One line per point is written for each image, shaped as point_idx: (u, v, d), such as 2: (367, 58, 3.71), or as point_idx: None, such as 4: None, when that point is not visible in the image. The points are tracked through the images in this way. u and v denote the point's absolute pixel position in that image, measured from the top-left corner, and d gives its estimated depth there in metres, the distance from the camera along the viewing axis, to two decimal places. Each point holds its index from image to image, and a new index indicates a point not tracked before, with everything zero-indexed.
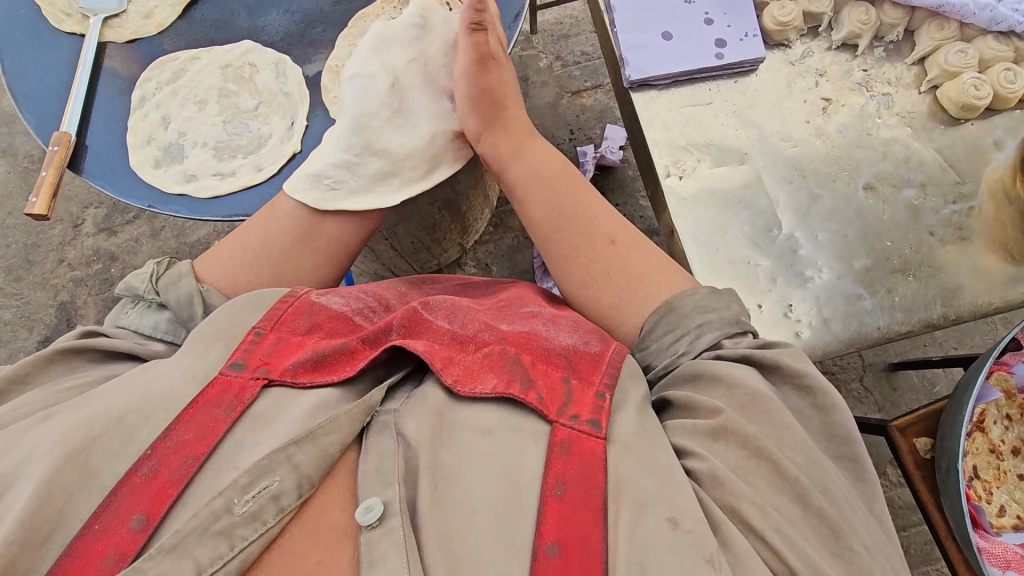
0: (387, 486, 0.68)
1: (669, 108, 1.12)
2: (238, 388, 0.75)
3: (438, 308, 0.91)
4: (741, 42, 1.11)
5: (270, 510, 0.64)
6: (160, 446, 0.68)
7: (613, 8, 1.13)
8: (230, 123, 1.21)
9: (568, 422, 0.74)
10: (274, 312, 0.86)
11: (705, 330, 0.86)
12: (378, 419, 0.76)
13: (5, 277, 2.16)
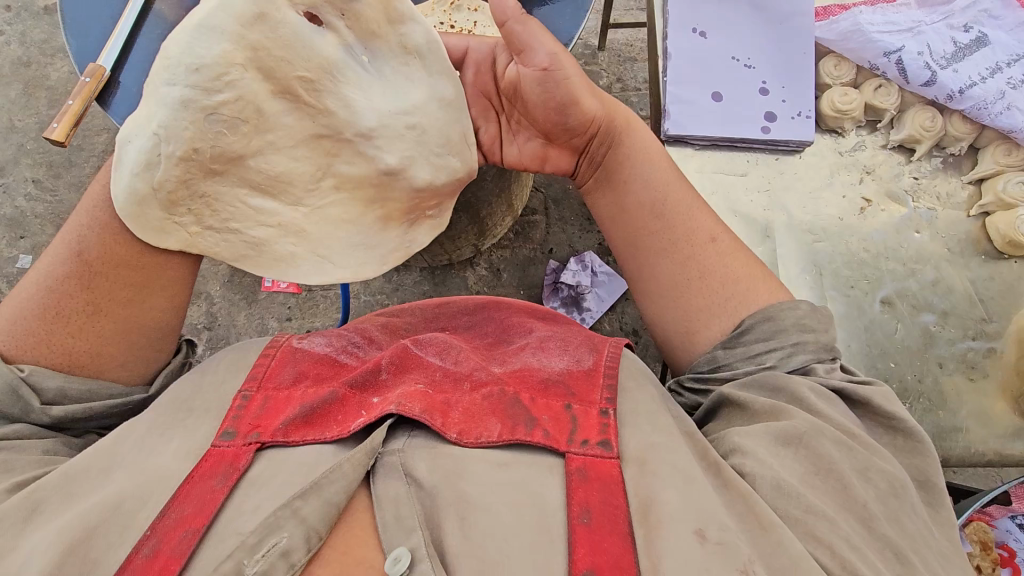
0: (409, 534, 0.71)
1: (699, 170, 1.08)
2: (233, 459, 0.79)
3: (426, 347, 0.99)
4: (792, 120, 1.06)
5: (279, 567, 0.67)
6: (160, 526, 0.72)
7: (669, 55, 1.09)
8: None
9: (580, 450, 0.78)
10: (259, 369, 0.92)
11: (802, 347, 0.86)
12: (383, 461, 0.79)
13: (46, 171, 2.25)
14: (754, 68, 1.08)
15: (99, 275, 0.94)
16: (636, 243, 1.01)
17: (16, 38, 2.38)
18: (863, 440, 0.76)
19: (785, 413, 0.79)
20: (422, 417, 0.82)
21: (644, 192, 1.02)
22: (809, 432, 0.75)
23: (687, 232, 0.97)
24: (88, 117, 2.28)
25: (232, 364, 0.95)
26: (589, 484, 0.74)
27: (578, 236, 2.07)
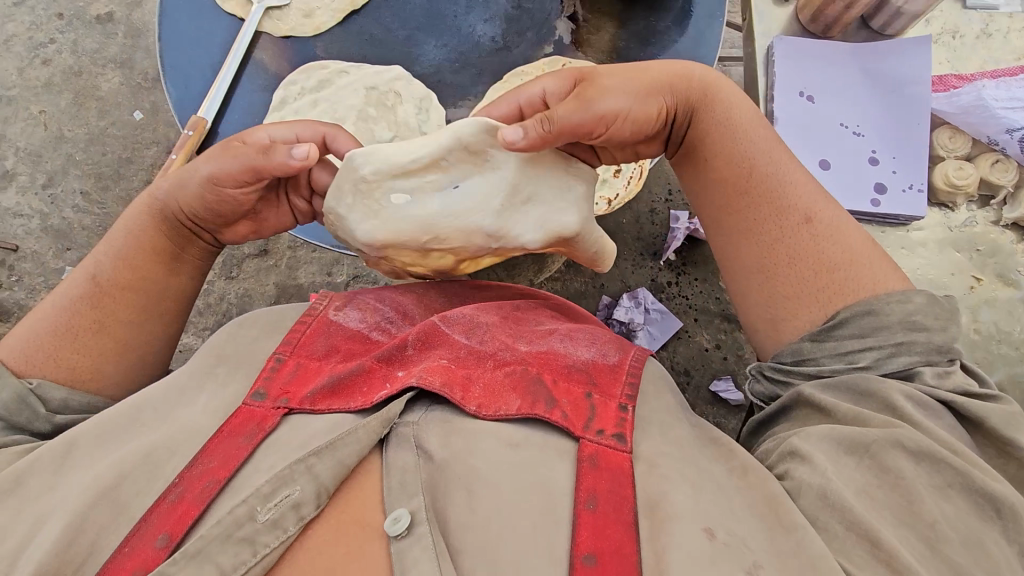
0: (411, 497, 0.73)
1: None
2: (262, 417, 0.82)
3: (453, 324, 0.95)
4: (903, 193, 1.02)
5: (290, 518, 0.71)
6: (188, 474, 0.76)
7: (777, 119, 1.07)
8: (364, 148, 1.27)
9: (595, 438, 0.77)
10: (293, 336, 0.93)
11: (907, 348, 0.78)
12: (397, 431, 0.80)
13: (94, 182, 2.23)
14: (862, 135, 1.05)
15: (106, 296, 0.98)
16: (712, 205, 0.99)
17: (67, 46, 2.37)
18: (954, 459, 0.67)
19: (864, 421, 0.73)
20: (442, 391, 0.82)
21: (728, 168, 0.97)
22: (879, 443, 0.70)
23: (780, 209, 0.91)
24: (139, 130, 2.27)
25: (258, 324, 0.98)
26: (600, 476, 0.73)
27: (630, 271, 2.03)
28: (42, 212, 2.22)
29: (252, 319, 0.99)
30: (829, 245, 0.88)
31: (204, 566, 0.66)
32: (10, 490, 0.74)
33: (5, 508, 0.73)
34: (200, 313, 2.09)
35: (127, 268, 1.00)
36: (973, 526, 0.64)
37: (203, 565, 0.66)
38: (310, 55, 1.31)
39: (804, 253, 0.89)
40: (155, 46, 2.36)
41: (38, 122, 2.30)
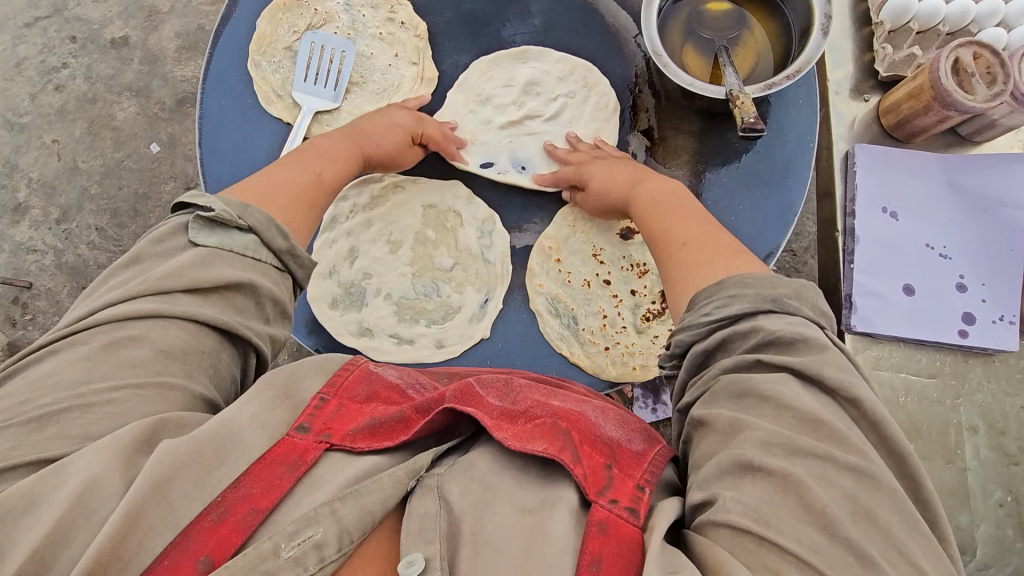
0: (429, 544, 0.53)
1: (877, 367, 0.97)
2: (303, 451, 0.58)
3: (484, 386, 0.71)
4: (991, 325, 0.96)
5: (312, 559, 0.51)
6: (231, 495, 0.53)
7: (857, 238, 0.99)
8: (417, 279, 0.87)
9: (608, 504, 0.55)
10: (337, 376, 0.66)
11: (736, 299, 0.59)
12: (423, 483, 0.58)
13: (110, 218, 2.16)
14: (951, 258, 0.97)
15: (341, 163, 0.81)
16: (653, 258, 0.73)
17: (80, 71, 2.26)
18: (815, 446, 0.48)
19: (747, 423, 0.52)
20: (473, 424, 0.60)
21: (650, 188, 0.77)
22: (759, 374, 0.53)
23: (666, 238, 0.71)
24: (156, 165, 2.19)
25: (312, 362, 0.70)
26: (606, 543, 0.52)
27: None
28: (56, 249, 2.15)
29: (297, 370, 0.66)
30: (702, 259, 0.65)
31: None
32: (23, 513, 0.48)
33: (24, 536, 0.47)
34: None
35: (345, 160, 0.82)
36: (864, 499, 0.47)
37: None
38: None
39: (689, 272, 0.66)
40: (173, 74, 2.25)
41: (52, 152, 2.22)
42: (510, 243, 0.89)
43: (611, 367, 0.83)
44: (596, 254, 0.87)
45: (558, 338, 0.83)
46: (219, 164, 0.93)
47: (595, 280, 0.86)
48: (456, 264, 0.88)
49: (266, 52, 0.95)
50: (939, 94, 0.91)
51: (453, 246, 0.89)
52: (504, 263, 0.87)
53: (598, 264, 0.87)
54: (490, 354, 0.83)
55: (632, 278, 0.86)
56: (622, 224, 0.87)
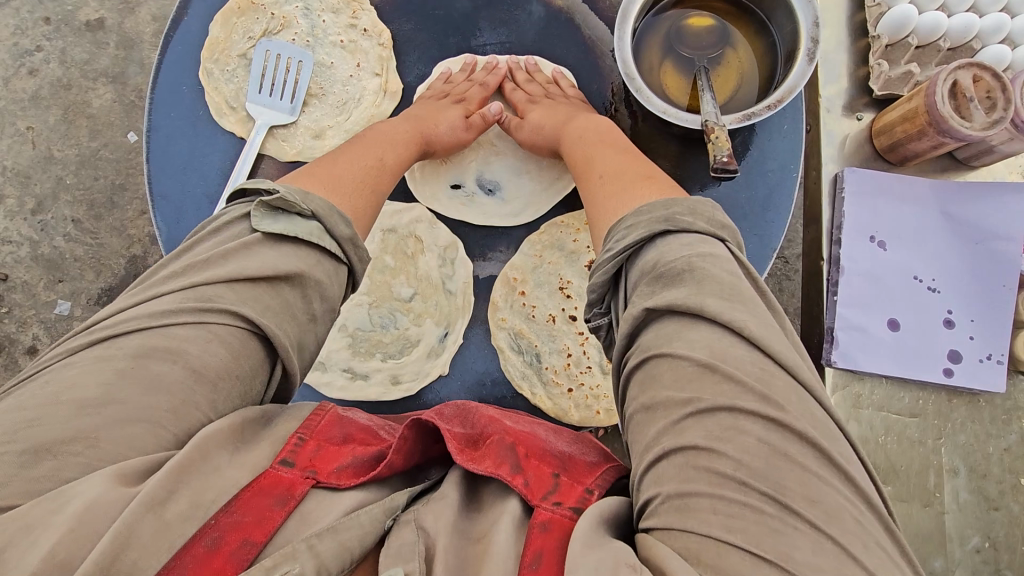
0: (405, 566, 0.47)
1: (857, 403, 0.93)
2: (291, 485, 0.52)
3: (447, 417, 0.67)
4: (978, 363, 0.91)
5: None
6: (223, 521, 0.48)
7: (842, 268, 0.94)
8: (375, 310, 0.83)
9: (551, 505, 0.52)
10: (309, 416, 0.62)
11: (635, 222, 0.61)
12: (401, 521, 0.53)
13: (87, 210, 2.10)
14: (939, 291, 0.93)
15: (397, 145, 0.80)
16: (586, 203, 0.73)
17: (55, 55, 2.18)
18: (723, 399, 0.49)
19: (657, 376, 0.53)
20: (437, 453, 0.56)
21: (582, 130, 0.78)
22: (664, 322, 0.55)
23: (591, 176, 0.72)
24: (133, 155, 2.13)
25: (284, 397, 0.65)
26: (549, 540, 0.49)
27: None
28: (32, 240, 2.10)
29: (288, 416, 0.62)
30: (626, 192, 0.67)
31: None
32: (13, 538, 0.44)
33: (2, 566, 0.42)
34: None
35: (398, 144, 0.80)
36: (776, 444, 0.47)
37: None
38: None
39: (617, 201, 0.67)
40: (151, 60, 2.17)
41: (26, 140, 2.15)
42: (473, 272, 0.84)
43: (574, 410, 0.79)
44: (562, 287, 0.82)
45: (517, 379, 0.79)
46: (168, 183, 0.87)
47: (561, 315, 0.81)
48: (415, 294, 0.83)
49: (218, 60, 0.89)
50: (934, 120, 0.85)
51: (414, 274, 0.84)
52: (466, 294, 0.83)
53: (565, 298, 0.82)
54: (448, 392, 0.80)
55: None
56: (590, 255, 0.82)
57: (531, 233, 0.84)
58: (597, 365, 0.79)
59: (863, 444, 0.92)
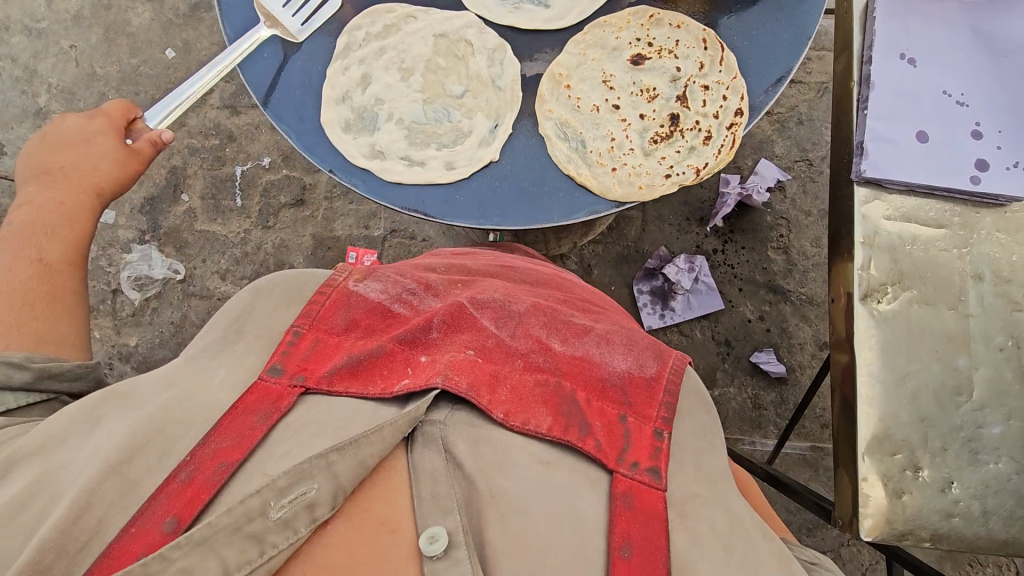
0: (445, 514, 0.67)
1: (882, 216, 0.98)
2: (277, 399, 0.75)
3: (482, 308, 0.92)
4: (1005, 172, 0.95)
5: (303, 518, 0.63)
6: (199, 453, 0.69)
7: (873, 85, 0.97)
8: (429, 105, 1.00)
9: (628, 472, 0.75)
10: (312, 308, 0.87)
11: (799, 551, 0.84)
12: (424, 430, 0.74)
13: None
14: (968, 105, 0.96)
15: (64, 273, 0.99)
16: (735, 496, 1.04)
17: None
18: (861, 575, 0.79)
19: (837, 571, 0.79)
20: (468, 394, 0.76)
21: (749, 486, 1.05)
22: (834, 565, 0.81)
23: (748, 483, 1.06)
24: (171, 70, 2.20)
25: (277, 296, 0.91)
26: (634, 509, 0.72)
27: (674, 236, 1.99)
28: None
29: (270, 286, 0.93)
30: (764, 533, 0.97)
31: (207, 559, 0.58)
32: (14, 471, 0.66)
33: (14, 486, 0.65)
34: (238, 262, 2.08)
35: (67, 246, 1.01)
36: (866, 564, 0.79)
37: (206, 559, 0.58)
38: None
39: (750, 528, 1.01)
40: None
41: (70, 57, 2.24)
42: (520, 72, 0.96)
43: (618, 186, 0.88)
44: (605, 80, 0.97)
45: (567, 157, 0.88)
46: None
47: (604, 104, 0.96)
48: (467, 91, 0.98)
49: None
50: None
51: (465, 75, 1.00)
52: (514, 89, 0.95)
53: (608, 90, 0.97)
54: (499, 176, 0.87)
55: (640, 102, 0.97)
56: (632, 52, 0.98)
57: (576, 34, 0.97)
58: (638, 144, 0.93)
59: (890, 252, 0.97)
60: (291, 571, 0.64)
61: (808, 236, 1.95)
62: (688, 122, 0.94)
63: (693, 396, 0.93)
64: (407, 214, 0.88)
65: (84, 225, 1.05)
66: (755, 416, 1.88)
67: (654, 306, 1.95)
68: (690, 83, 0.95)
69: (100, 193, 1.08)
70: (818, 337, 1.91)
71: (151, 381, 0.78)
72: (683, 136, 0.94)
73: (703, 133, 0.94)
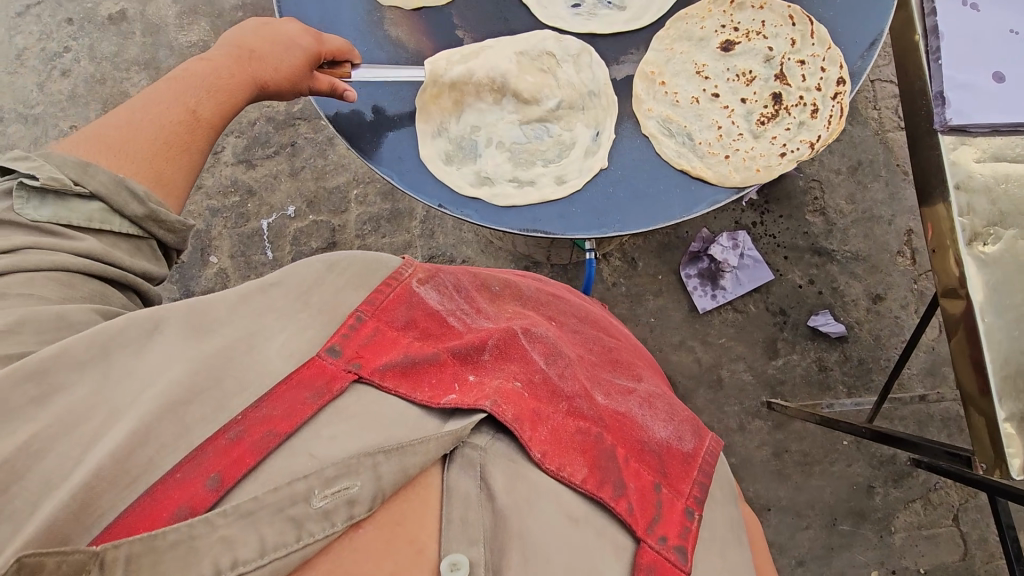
0: (472, 543, 0.63)
1: (973, 159, 1.00)
2: (330, 381, 0.70)
3: (535, 341, 0.86)
4: None
5: (341, 513, 0.59)
6: (250, 416, 0.66)
7: (942, 35, 1.02)
8: (527, 124, 1.16)
9: (655, 545, 0.71)
10: (376, 296, 0.82)
11: None
12: (463, 451, 0.68)
13: None
14: None
15: (202, 133, 0.93)
16: None
17: (83, 53, 2.26)
18: None
19: None
20: (514, 425, 0.71)
21: None
22: None
23: None
24: None
25: (349, 275, 0.83)
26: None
27: (712, 216, 2.01)
28: None
29: (343, 261, 0.84)
30: None
31: (248, 533, 0.56)
32: (95, 362, 0.64)
33: (79, 384, 0.63)
34: None
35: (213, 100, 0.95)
36: None
37: (247, 534, 0.56)
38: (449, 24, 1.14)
39: None
40: (178, 41, 2.25)
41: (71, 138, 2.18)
42: (610, 76, 1.13)
43: (734, 172, 1.04)
44: (699, 71, 1.18)
45: (677, 151, 1.06)
46: None
47: (704, 95, 1.16)
48: (562, 101, 1.15)
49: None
50: None
51: (554, 85, 1.16)
52: (608, 91, 1.12)
53: (703, 80, 1.18)
54: (612, 182, 1.04)
55: (739, 87, 1.16)
56: (720, 40, 1.17)
57: (660, 33, 1.16)
58: (750, 130, 1.11)
59: (988, 192, 0.99)
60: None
61: (841, 195, 1.98)
62: (789, 95, 1.13)
63: (726, 485, 0.91)
64: (526, 232, 1.02)
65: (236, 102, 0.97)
66: (822, 379, 1.89)
67: (704, 288, 1.96)
68: (785, 63, 1.13)
69: (264, 87, 1.00)
70: (869, 292, 1.92)
71: (220, 306, 0.73)
72: (792, 110, 1.12)
73: (809, 106, 1.11)
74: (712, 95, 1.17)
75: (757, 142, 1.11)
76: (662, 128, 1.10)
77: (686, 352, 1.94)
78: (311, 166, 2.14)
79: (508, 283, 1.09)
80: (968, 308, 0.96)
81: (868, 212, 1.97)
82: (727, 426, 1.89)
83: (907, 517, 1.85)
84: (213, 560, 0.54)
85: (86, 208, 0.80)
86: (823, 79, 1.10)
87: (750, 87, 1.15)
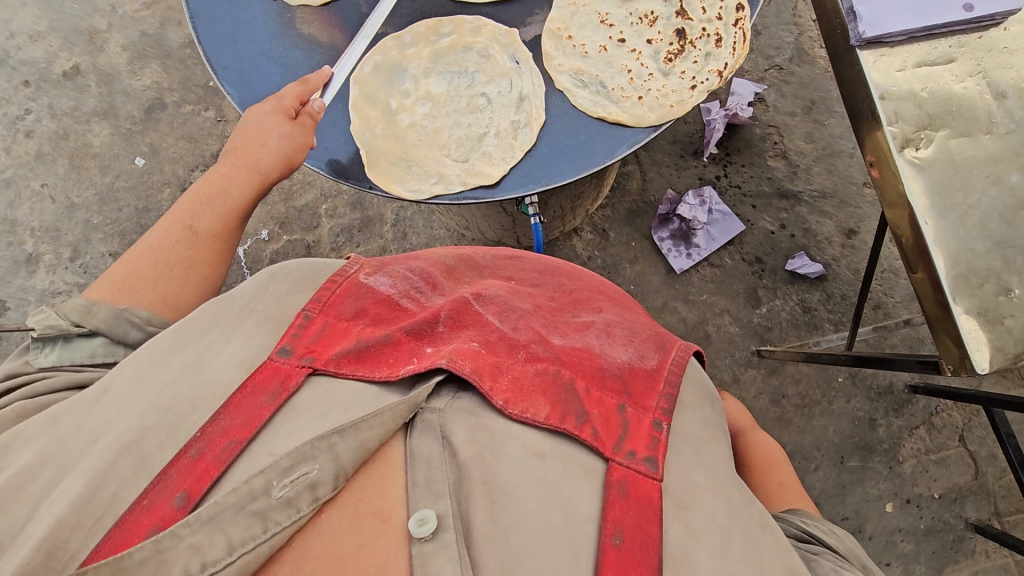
0: (438, 498, 0.64)
1: (893, 68, 1.02)
2: (287, 377, 0.73)
3: (487, 305, 0.89)
4: None
5: (305, 498, 0.62)
6: (211, 430, 0.68)
7: None
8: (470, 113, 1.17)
9: (625, 461, 0.73)
10: (322, 295, 0.85)
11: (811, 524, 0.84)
12: (423, 417, 0.72)
13: (120, 241, 2.15)
14: None
15: (209, 241, 0.95)
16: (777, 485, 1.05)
17: (44, 112, 2.31)
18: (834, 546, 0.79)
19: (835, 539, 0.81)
20: (473, 377, 0.73)
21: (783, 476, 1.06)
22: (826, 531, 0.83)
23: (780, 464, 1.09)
24: (146, 177, 2.21)
25: (294, 277, 0.88)
26: (625, 492, 0.70)
27: (675, 176, 2.04)
28: (79, 284, 2.12)
29: (288, 270, 0.90)
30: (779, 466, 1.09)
31: (214, 536, 0.58)
32: (47, 427, 0.67)
33: (32, 449, 0.65)
34: None
35: (218, 214, 0.97)
36: None
37: (213, 536, 0.58)
38: (355, 11, 1.19)
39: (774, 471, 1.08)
40: (133, 86, 2.30)
41: (44, 197, 2.22)
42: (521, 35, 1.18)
43: (649, 113, 1.07)
44: (603, 19, 1.19)
45: (592, 100, 1.10)
46: (225, 58, 1.15)
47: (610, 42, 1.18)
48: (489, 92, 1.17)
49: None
50: None
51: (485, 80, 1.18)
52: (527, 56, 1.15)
53: (609, 28, 1.19)
54: (552, 142, 1.08)
55: (644, 29, 1.18)
56: None
57: None
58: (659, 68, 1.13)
59: (914, 98, 1.00)
60: (279, 566, 0.61)
61: (799, 135, 2.01)
62: (692, 28, 1.15)
63: (696, 389, 0.95)
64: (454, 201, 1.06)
65: (237, 198, 0.99)
66: (808, 319, 1.88)
67: (678, 248, 1.97)
68: None
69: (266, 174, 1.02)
70: (841, 226, 1.93)
71: (161, 347, 0.76)
72: (698, 43, 1.14)
73: (713, 36, 1.13)
74: (619, 41, 1.19)
75: (668, 81, 1.13)
76: (575, 80, 1.13)
77: (670, 314, 1.94)
78: (278, 188, 2.17)
79: (462, 258, 1.14)
80: (912, 216, 0.97)
81: (828, 148, 2.00)
82: (722, 380, 1.90)
83: (914, 445, 1.84)
84: (185, 566, 0.57)
85: (89, 346, 0.81)
86: (722, 8, 1.12)
87: (654, 28, 1.17)
